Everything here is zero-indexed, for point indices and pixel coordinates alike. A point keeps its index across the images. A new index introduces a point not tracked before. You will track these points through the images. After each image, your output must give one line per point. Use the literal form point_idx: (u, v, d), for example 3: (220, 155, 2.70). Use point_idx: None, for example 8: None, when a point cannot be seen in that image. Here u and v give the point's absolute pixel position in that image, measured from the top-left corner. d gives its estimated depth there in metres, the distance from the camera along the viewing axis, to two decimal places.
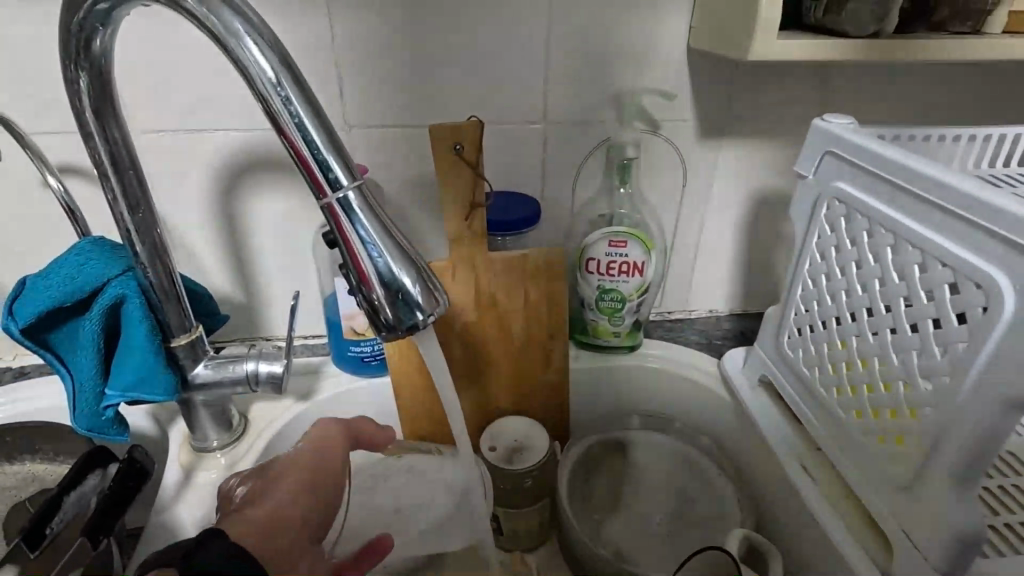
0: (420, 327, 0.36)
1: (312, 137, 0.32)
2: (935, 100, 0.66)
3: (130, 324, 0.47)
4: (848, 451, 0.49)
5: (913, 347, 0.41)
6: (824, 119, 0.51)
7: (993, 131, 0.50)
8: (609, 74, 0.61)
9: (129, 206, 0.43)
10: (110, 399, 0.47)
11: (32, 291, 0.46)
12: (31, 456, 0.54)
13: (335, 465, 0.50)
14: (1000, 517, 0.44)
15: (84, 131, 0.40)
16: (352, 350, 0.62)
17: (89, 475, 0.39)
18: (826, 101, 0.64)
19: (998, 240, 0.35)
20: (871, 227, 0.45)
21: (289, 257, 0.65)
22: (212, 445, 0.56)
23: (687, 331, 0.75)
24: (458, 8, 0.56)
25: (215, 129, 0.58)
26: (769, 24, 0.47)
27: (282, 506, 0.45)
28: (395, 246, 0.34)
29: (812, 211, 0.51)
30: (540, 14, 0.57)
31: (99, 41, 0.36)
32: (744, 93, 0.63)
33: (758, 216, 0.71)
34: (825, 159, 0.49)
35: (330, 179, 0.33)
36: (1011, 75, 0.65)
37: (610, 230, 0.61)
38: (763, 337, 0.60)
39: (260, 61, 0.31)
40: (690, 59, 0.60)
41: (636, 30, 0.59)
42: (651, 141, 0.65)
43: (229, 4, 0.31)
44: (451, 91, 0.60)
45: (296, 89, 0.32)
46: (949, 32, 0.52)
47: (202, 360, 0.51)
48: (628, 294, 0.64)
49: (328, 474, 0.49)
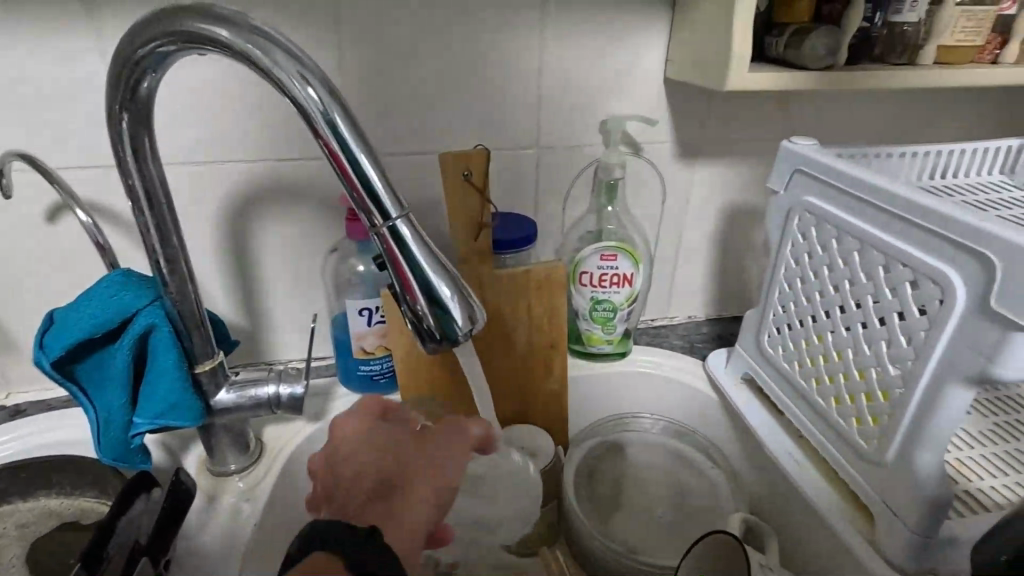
0: (460, 341, 0.39)
1: (365, 172, 0.36)
2: (878, 121, 0.74)
3: (159, 353, 0.48)
4: (829, 435, 0.54)
5: (882, 337, 0.47)
6: (790, 141, 0.57)
7: (931, 148, 0.57)
8: (595, 101, 0.66)
9: (161, 237, 0.45)
10: (139, 427, 0.48)
11: (63, 324, 0.47)
12: (46, 492, 0.54)
13: (384, 451, 0.45)
14: (961, 485, 0.51)
15: (121, 168, 0.42)
16: (362, 369, 0.64)
17: (134, 499, 0.41)
18: (787, 123, 0.72)
19: (948, 242, 0.41)
20: (838, 235, 0.51)
21: (295, 282, 0.67)
22: (231, 468, 0.57)
23: (671, 337, 0.80)
24: (454, 45, 0.61)
25: (223, 161, 0.60)
26: (740, 60, 0.54)
27: (377, 477, 0.43)
28: (439, 266, 0.38)
29: (784, 222, 0.58)
30: (531, 49, 0.62)
31: (146, 84, 0.39)
32: (714, 117, 0.69)
33: (731, 228, 0.77)
34: (795, 176, 0.56)
35: (381, 209, 0.36)
36: (940, 98, 0.75)
37: (601, 245, 0.66)
38: (744, 338, 0.66)
39: (317, 104, 0.35)
40: (666, 88, 0.67)
41: (617, 63, 0.65)
42: (634, 162, 0.70)
43: (288, 53, 0.35)
44: (450, 120, 0.64)
45: (350, 128, 0.36)
46: (889, 64, 0.60)
47: (224, 386, 0.52)
48: (619, 303, 0.69)
49: (393, 438, 0.47)
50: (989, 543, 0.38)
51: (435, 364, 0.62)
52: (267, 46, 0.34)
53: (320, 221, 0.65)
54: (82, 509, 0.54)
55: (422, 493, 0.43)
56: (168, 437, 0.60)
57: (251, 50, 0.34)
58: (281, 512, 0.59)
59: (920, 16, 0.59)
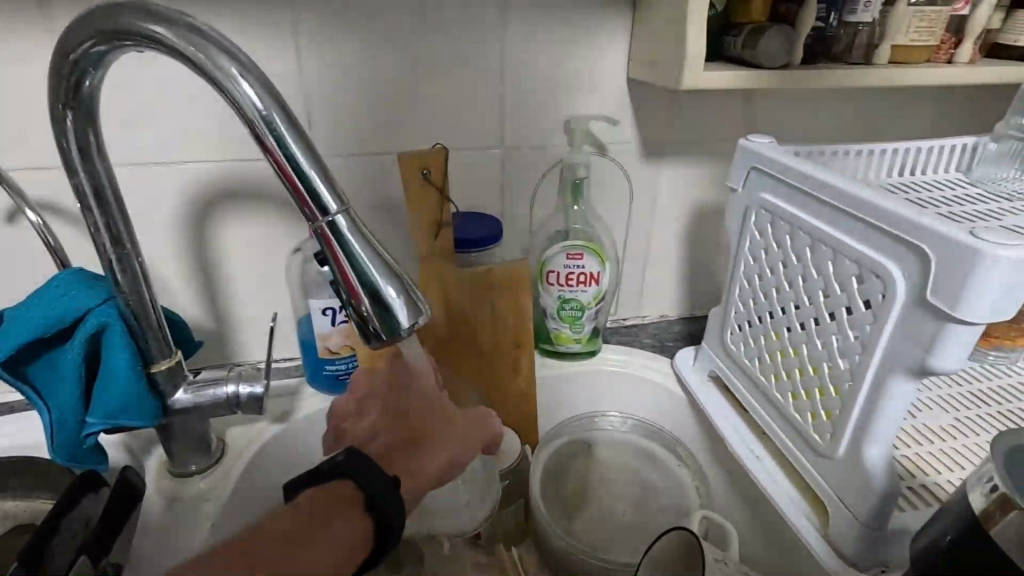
0: (404, 336, 0.39)
1: (303, 168, 0.36)
2: (842, 121, 0.75)
3: (112, 353, 0.48)
4: (787, 431, 0.55)
5: (832, 332, 0.48)
6: (748, 139, 0.58)
7: (885, 146, 0.58)
8: (559, 101, 0.67)
9: (111, 236, 0.45)
10: (92, 427, 0.48)
11: (13, 324, 0.47)
12: (3, 494, 0.54)
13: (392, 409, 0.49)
14: (915, 477, 0.51)
15: (68, 167, 0.42)
16: (328, 369, 0.64)
17: (82, 497, 0.41)
18: (751, 123, 0.72)
19: (890, 236, 0.42)
20: (791, 231, 0.52)
21: (261, 283, 0.67)
22: (191, 469, 0.57)
23: (641, 335, 0.80)
24: (416, 45, 0.61)
25: (185, 162, 0.60)
26: (696, 60, 0.54)
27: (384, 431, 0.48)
28: (381, 263, 0.38)
29: (742, 220, 0.58)
30: (493, 50, 0.63)
31: (89, 82, 0.39)
32: (678, 117, 0.70)
33: (700, 227, 0.78)
34: (751, 174, 0.56)
35: (321, 205, 0.37)
36: (902, 98, 0.76)
37: (567, 244, 0.67)
38: (709, 336, 0.66)
39: (254, 100, 0.35)
40: (629, 88, 0.67)
41: (580, 63, 0.65)
42: (600, 162, 0.71)
43: (223, 49, 0.35)
44: (414, 120, 0.64)
45: (288, 125, 0.36)
46: (846, 63, 0.61)
47: (182, 386, 0.52)
48: (586, 302, 0.69)
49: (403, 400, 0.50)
50: (929, 533, 0.38)
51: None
52: (203, 43, 0.35)
53: (285, 221, 0.65)
54: (38, 512, 0.54)
55: (427, 457, 0.47)
56: (129, 438, 0.60)
57: (186, 47, 0.34)
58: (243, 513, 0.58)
59: (875, 17, 0.60)
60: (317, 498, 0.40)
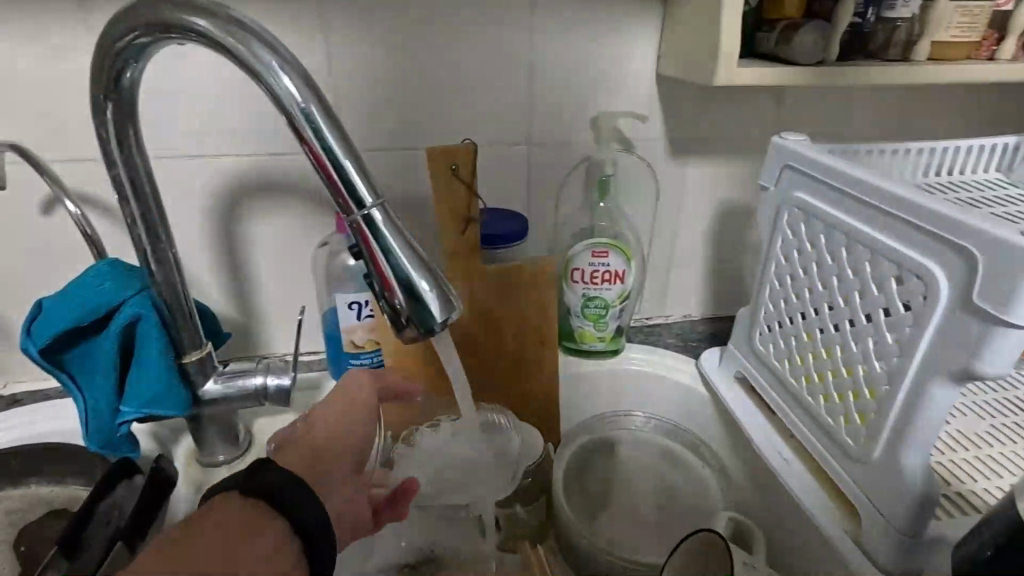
0: (437, 331, 0.39)
1: (340, 162, 0.36)
2: (876, 119, 0.74)
3: (146, 342, 0.49)
4: (817, 433, 0.54)
5: (868, 334, 0.47)
6: (781, 137, 0.57)
7: (924, 145, 0.57)
8: (587, 97, 0.66)
9: (147, 227, 0.45)
10: (126, 415, 0.49)
11: (51, 312, 0.48)
12: (37, 479, 0.55)
13: None
14: (951, 485, 0.50)
15: (108, 158, 0.43)
16: (352, 363, 0.65)
17: (117, 484, 0.42)
18: (782, 120, 0.71)
19: (932, 237, 0.41)
20: (827, 231, 0.51)
21: (287, 276, 0.68)
22: (219, 460, 0.58)
23: (665, 335, 0.80)
24: (446, 40, 0.61)
25: (216, 155, 0.60)
26: (729, 55, 0.54)
27: None
28: (415, 258, 0.38)
29: (774, 219, 0.57)
30: (522, 46, 0.62)
31: (130, 74, 0.39)
32: (707, 114, 0.69)
33: (727, 226, 0.77)
34: (785, 173, 0.55)
35: (357, 198, 0.37)
36: (938, 97, 0.74)
37: (593, 242, 0.66)
38: (737, 336, 0.65)
39: (293, 93, 0.35)
40: (659, 85, 0.66)
41: (610, 59, 0.65)
42: (627, 159, 0.70)
43: (264, 42, 0.35)
44: (442, 115, 0.64)
45: (326, 118, 0.36)
46: (883, 60, 0.60)
47: (212, 376, 0.53)
48: (611, 300, 0.69)
49: None
50: (971, 542, 0.37)
51: (423, 360, 0.62)
52: (244, 36, 0.35)
53: (312, 215, 0.65)
54: (71, 498, 0.55)
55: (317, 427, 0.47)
56: (158, 427, 0.61)
57: (228, 40, 0.35)
58: None
59: (914, 12, 0.58)
60: (217, 518, 0.33)
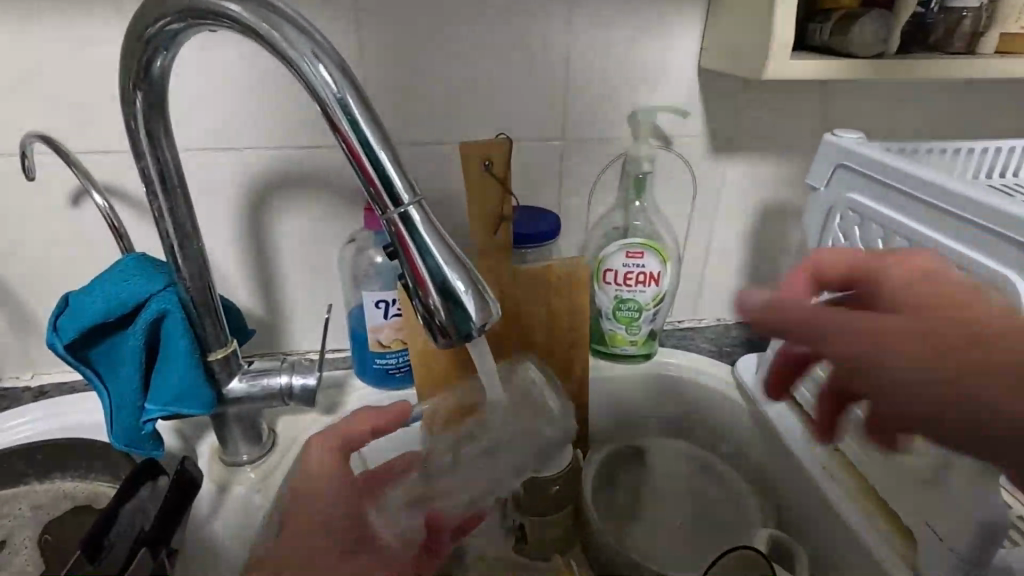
0: (473, 335, 0.37)
1: (378, 156, 0.34)
2: (930, 117, 0.70)
3: (171, 339, 0.48)
4: (867, 448, 0.51)
5: None
6: (834, 134, 0.53)
7: (987, 143, 0.54)
8: (624, 91, 0.63)
9: (175, 222, 0.44)
10: (150, 413, 0.48)
11: (76, 307, 0.47)
12: (62, 474, 0.54)
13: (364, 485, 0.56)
14: (1015, 509, 0.47)
15: (136, 150, 0.41)
16: (377, 362, 0.63)
17: (140, 487, 0.41)
18: (829, 117, 0.68)
19: (1012, 244, 0.37)
20: (886, 235, 0.47)
21: (312, 272, 0.66)
22: (243, 459, 0.57)
23: (699, 339, 0.77)
24: (481, 30, 0.59)
25: (243, 148, 0.59)
26: (782, 45, 0.50)
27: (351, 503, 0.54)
28: (452, 257, 0.36)
29: (824, 222, 0.54)
30: (559, 37, 0.60)
31: (160, 62, 0.38)
32: (751, 110, 0.66)
33: (766, 228, 0.73)
34: (838, 173, 0.52)
35: (394, 195, 0.35)
36: (997, 94, 0.69)
37: (627, 242, 0.64)
38: (778, 343, 0.62)
39: (329, 83, 0.33)
40: (700, 78, 0.63)
41: (650, 51, 0.62)
42: (664, 156, 0.67)
43: (300, 29, 0.33)
44: (474, 109, 0.62)
45: (363, 110, 0.34)
46: (946, 53, 0.56)
47: (236, 374, 0.52)
48: (645, 302, 0.66)
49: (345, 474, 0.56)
50: None
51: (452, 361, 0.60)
52: (278, 22, 0.33)
53: (338, 211, 0.63)
54: (95, 494, 0.54)
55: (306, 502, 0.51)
56: (182, 423, 0.60)
57: (262, 26, 0.33)
58: None
59: (981, 2, 0.55)
60: None
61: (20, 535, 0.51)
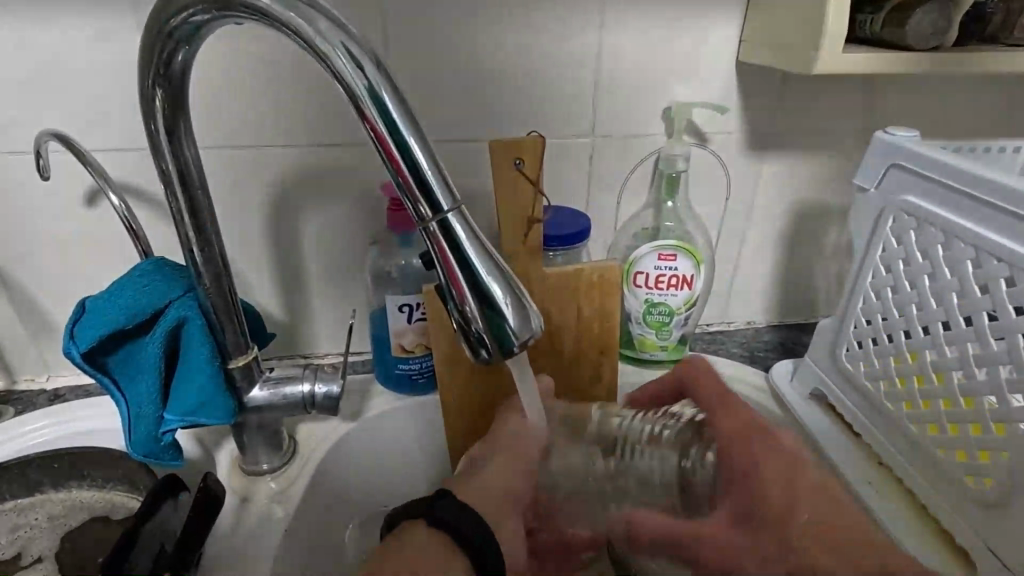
0: (512, 350, 0.35)
1: (416, 160, 0.33)
2: (978, 111, 0.66)
3: (192, 346, 0.46)
4: (921, 467, 0.48)
5: (999, 362, 0.41)
6: (886, 131, 0.50)
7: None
8: (659, 86, 0.61)
9: (195, 223, 0.42)
10: (169, 424, 0.46)
11: (93, 313, 0.45)
12: (79, 482, 0.53)
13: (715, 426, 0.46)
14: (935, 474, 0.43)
15: (155, 147, 0.39)
16: (400, 367, 0.61)
17: (162, 504, 0.40)
18: (872, 113, 0.65)
19: None
20: (945, 240, 0.44)
21: (333, 274, 0.64)
22: (263, 468, 0.55)
23: (728, 344, 0.74)
24: (509, 23, 0.56)
25: (263, 146, 0.57)
26: (834, 38, 0.48)
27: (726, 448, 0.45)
28: (492, 263, 0.34)
29: (874, 224, 0.51)
30: (592, 30, 0.57)
31: (181, 55, 0.36)
32: (790, 107, 0.63)
33: (802, 229, 0.70)
34: (890, 172, 0.49)
35: (432, 200, 0.33)
36: None
37: (659, 244, 0.61)
38: (816, 350, 0.59)
39: (362, 79, 0.31)
40: (740, 72, 0.61)
41: (688, 44, 0.59)
42: (699, 154, 0.64)
43: (333, 22, 0.31)
44: (502, 105, 0.59)
45: (402, 110, 0.32)
46: (1003, 45, 0.53)
47: (257, 382, 0.50)
48: (676, 307, 0.63)
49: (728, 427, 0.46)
50: None
51: (495, 379, 0.58)
52: (310, 13, 0.31)
53: (360, 210, 0.61)
54: (111, 503, 0.52)
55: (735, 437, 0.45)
56: (200, 431, 0.58)
57: (290, 16, 0.31)
58: (312, 515, 0.56)
59: None
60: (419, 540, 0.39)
61: (36, 547, 0.49)
